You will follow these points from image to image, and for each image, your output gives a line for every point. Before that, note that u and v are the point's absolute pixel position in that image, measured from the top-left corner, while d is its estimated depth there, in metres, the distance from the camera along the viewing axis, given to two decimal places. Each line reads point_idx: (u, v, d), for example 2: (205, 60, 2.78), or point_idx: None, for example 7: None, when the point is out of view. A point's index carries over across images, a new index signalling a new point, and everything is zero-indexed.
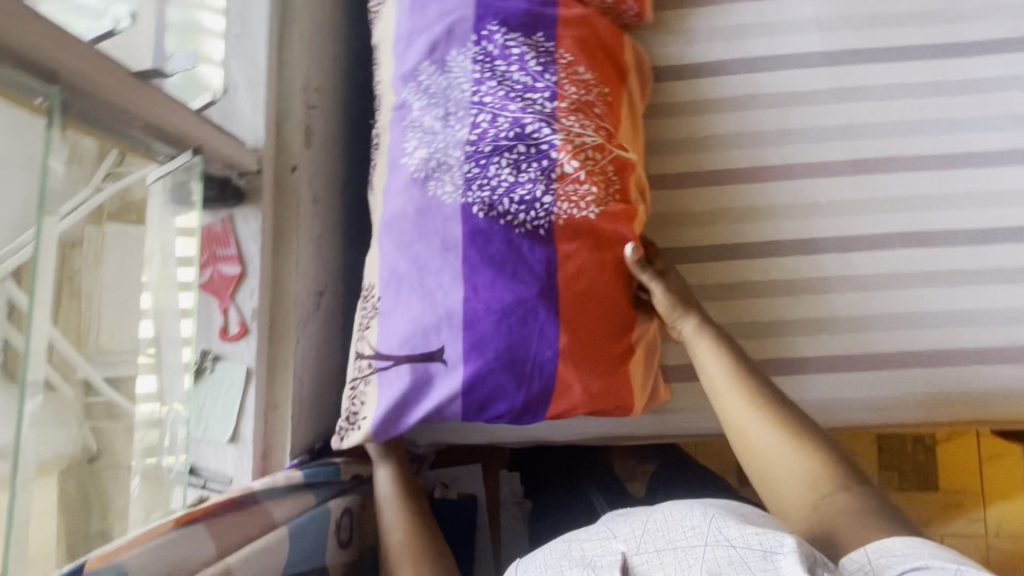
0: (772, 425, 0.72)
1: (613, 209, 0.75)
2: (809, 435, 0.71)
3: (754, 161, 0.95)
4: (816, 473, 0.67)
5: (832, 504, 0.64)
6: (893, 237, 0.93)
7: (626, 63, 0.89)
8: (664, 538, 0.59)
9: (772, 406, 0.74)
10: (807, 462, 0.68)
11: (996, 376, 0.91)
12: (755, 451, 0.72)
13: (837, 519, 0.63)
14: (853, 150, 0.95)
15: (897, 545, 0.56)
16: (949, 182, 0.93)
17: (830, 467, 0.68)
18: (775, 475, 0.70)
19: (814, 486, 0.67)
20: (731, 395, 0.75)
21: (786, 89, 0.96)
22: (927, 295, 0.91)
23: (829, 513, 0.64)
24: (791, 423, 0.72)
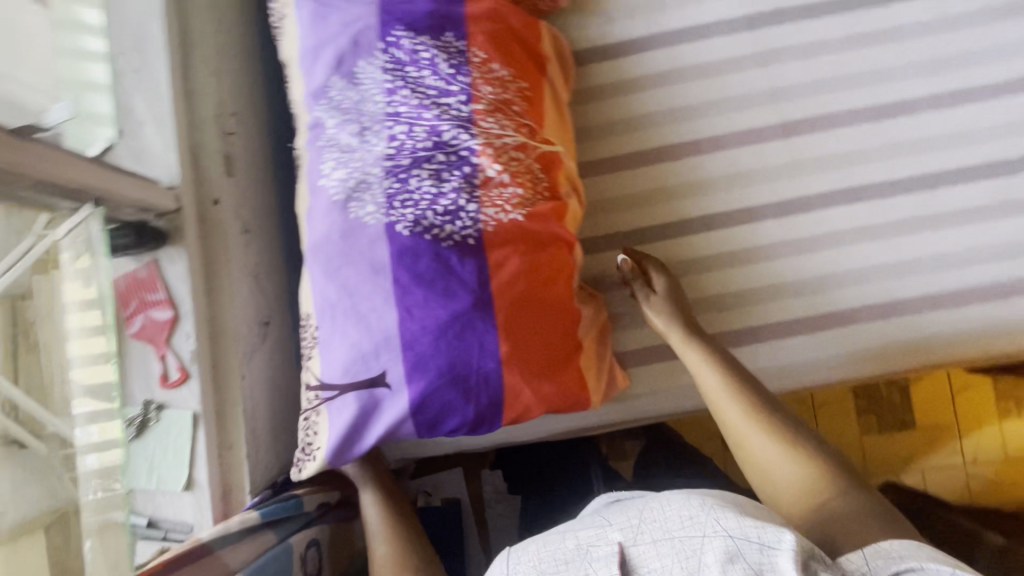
0: (767, 432, 0.73)
1: (542, 209, 0.74)
2: (806, 441, 0.72)
3: (688, 136, 0.93)
4: (813, 477, 0.68)
5: (829, 507, 0.65)
6: (833, 196, 0.93)
7: (545, 50, 0.87)
8: (659, 528, 0.58)
9: (768, 414, 0.75)
10: (804, 468, 0.69)
11: (942, 321, 0.92)
12: (752, 458, 0.73)
13: (834, 521, 0.63)
14: (783, 113, 0.94)
15: (896, 545, 0.56)
16: (879, 134, 0.93)
17: (828, 472, 0.68)
18: (773, 481, 0.71)
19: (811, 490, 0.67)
20: (726, 404, 0.77)
21: (709, 59, 0.94)
22: (867, 250, 0.92)
23: (826, 517, 0.64)
24: (788, 430, 0.73)
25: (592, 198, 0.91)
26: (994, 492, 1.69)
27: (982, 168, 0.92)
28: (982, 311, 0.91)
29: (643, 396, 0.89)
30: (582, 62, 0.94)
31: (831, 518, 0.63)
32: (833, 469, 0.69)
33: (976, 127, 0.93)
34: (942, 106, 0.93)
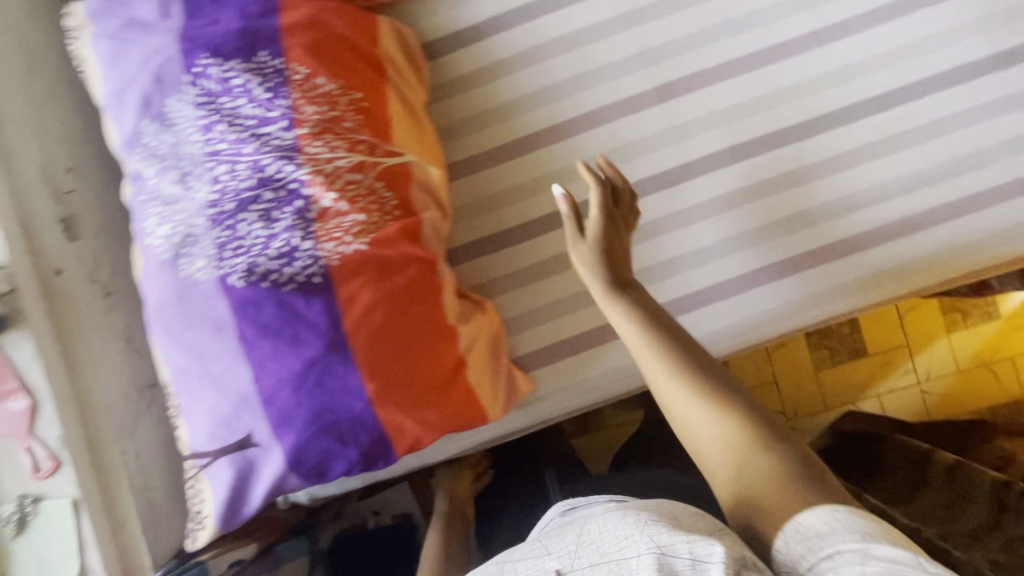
0: (693, 385, 0.65)
1: (393, 229, 0.69)
2: (735, 395, 0.64)
3: (560, 116, 0.87)
4: (741, 442, 0.60)
5: (754, 473, 0.58)
6: (719, 156, 0.88)
7: (384, 50, 0.79)
8: (597, 551, 0.53)
9: (695, 366, 0.66)
10: (731, 426, 0.61)
11: (851, 268, 0.87)
12: (677, 414, 0.65)
13: (758, 491, 0.57)
14: (656, 76, 0.87)
15: (816, 521, 0.52)
16: (758, 83, 0.88)
17: (758, 429, 0.61)
18: (698, 440, 0.63)
19: (737, 453, 0.60)
20: (650, 356, 0.68)
21: (571, 29, 0.87)
22: (760, 208, 0.88)
23: (750, 484, 0.58)
24: (717, 383, 0.65)
25: (470, 198, 0.86)
26: (946, 403, 1.75)
27: (866, 104, 0.88)
28: (890, 250, 0.87)
29: (549, 397, 0.86)
30: (436, 53, 0.87)
31: (755, 488, 0.57)
32: (762, 425, 0.62)
33: (856, 61, 0.88)
34: (819, 45, 0.88)
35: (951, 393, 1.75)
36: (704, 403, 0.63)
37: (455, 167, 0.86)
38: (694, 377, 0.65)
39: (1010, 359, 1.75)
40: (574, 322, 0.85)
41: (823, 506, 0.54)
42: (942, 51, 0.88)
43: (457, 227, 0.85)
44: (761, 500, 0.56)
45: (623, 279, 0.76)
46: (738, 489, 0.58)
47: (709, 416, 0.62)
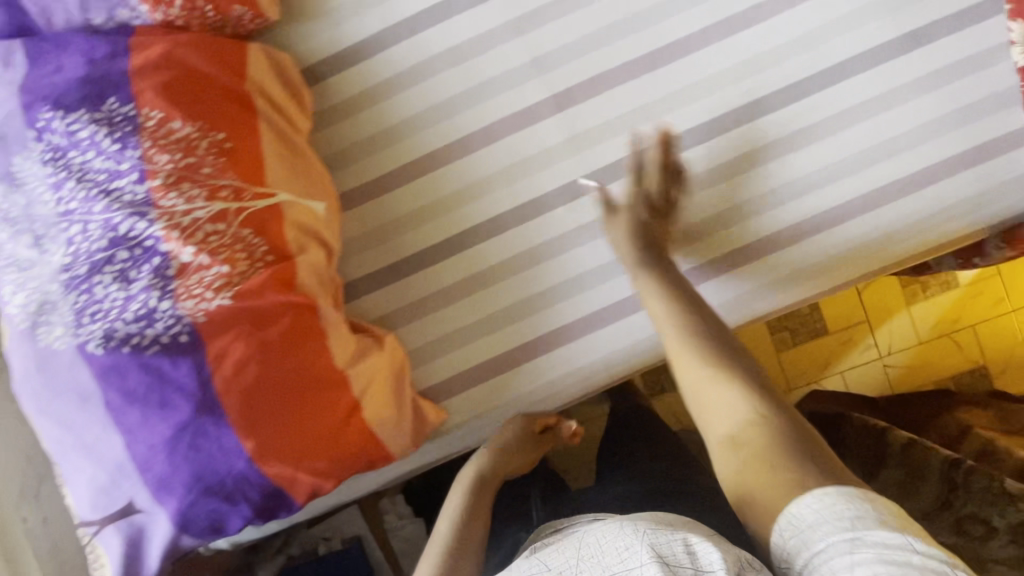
0: (713, 362, 0.64)
1: (264, 278, 0.66)
2: (756, 378, 0.62)
3: (454, 134, 0.84)
4: (744, 411, 0.59)
5: (754, 447, 0.56)
6: (622, 164, 0.84)
7: (252, 80, 0.75)
8: (598, 563, 0.56)
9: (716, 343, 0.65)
10: (744, 402, 0.60)
11: (769, 271, 0.84)
12: (690, 389, 0.64)
13: (751, 462, 0.55)
14: (552, 83, 0.83)
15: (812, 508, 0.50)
16: (662, 83, 0.83)
17: (773, 408, 0.58)
18: (705, 410, 0.62)
19: (744, 430, 0.58)
20: (673, 333, 0.68)
21: (459, 39, 0.82)
22: (672, 214, 0.84)
23: (744, 454, 0.56)
24: (743, 366, 0.63)
25: (367, 227, 0.83)
26: (908, 375, 1.74)
27: (774, 96, 0.83)
28: (804, 249, 0.83)
29: (462, 424, 0.84)
30: (317, 77, 0.83)
31: (749, 464, 0.55)
32: (778, 405, 0.59)
33: (760, 51, 0.82)
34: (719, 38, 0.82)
35: (912, 366, 1.74)
36: (715, 373, 0.63)
37: (347, 197, 0.83)
38: (715, 356, 0.64)
39: (969, 327, 1.74)
40: (485, 347, 0.83)
41: (824, 488, 0.51)
42: (851, 32, 0.81)
43: (356, 259, 0.83)
44: (757, 475, 0.54)
45: (656, 262, 0.75)
46: (735, 464, 0.57)
47: (721, 394, 0.61)
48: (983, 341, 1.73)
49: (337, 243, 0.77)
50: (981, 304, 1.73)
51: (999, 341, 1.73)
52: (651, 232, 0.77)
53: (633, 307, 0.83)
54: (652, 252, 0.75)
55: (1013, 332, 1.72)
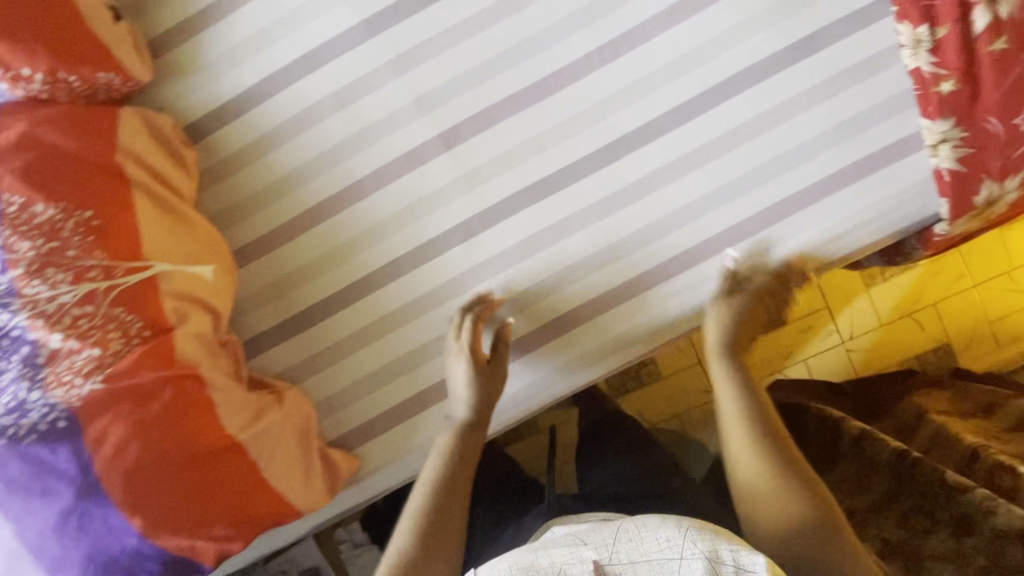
0: (758, 438, 0.70)
1: (139, 356, 0.66)
2: (802, 460, 0.69)
3: (346, 180, 0.83)
4: (787, 500, 0.65)
5: (794, 526, 0.64)
6: (517, 198, 0.82)
7: (122, 148, 0.73)
8: (637, 550, 0.59)
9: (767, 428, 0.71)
10: (786, 482, 0.66)
11: (669, 294, 0.84)
12: (737, 457, 0.71)
13: (796, 548, 0.63)
14: (437, 122, 0.81)
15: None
16: (548, 113, 0.81)
17: (816, 495, 0.66)
18: (749, 491, 0.68)
19: (787, 508, 0.65)
20: (730, 413, 0.73)
21: (339, 85, 0.81)
22: (572, 244, 0.83)
23: (788, 540, 0.64)
24: (792, 446, 0.70)
25: (267, 280, 0.83)
26: (871, 358, 1.73)
27: (665, 118, 0.81)
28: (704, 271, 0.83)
29: (379, 468, 0.85)
30: (201, 133, 0.82)
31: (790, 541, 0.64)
32: (820, 490, 0.66)
33: (647, 73, 0.80)
34: (605, 62, 0.80)
35: (875, 348, 1.72)
36: (760, 460, 0.68)
37: (243, 252, 0.82)
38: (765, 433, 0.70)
39: (931, 305, 1.72)
40: (396, 391, 0.84)
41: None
42: (740, 46, 0.79)
43: (256, 314, 0.82)
44: (790, 555, 0.63)
45: (730, 340, 0.79)
46: (776, 540, 0.65)
47: (768, 472, 0.67)
48: (944, 319, 1.72)
49: (226, 303, 0.76)
50: (940, 281, 1.72)
51: (961, 317, 1.71)
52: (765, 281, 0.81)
53: (535, 342, 0.86)
54: (733, 334, 0.79)
55: (974, 307, 1.71)
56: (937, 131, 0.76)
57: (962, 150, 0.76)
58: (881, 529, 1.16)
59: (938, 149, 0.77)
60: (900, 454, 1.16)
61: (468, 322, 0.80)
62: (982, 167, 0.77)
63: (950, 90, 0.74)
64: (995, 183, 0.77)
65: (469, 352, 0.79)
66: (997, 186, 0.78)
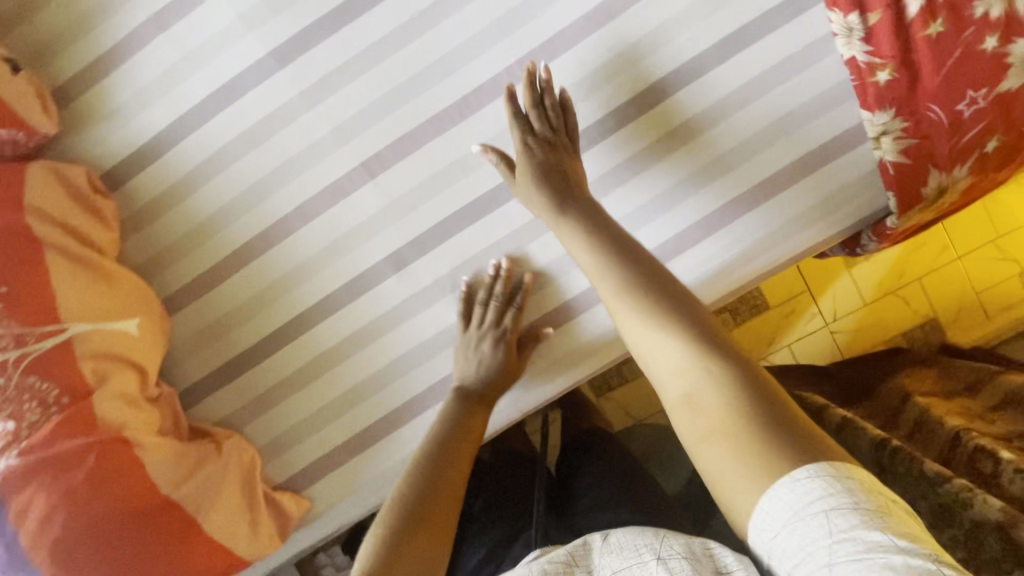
0: (636, 307, 0.62)
1: (60, 422, 0.65)
2: (704, 329, 0.60)
3: (270, 218, 0.80)
4: (686, 364, 0.58)
5: (705, 409, 0.55)
6: (447, 224, 0.79)
7: (29, 205, 0.71)
8: (620, 558, 0.65)
9: (647, 291, 0.63)
10: (680, 358, 0.58)
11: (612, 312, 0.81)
12: (643, 352, 0.62)
13: (709, 419, 0.54)
14: (358, 152, 0.78)
15: (800, 491, 0.47)
16: (472, 133, 0.78)
17: (728, 363, 0.56)
18: (655, 367, 0.61)
19: (698, 391, 0.56)
20: (606, 287, 0.65)
21: (255, 120, 0.78)
22: (507, 267, 0.80)
23: (701, 416, 0.55)
24: (690, 316, 0.61)
25: (199, 325, 0.81)
26: (859, 338, 1.67)
27: (594, 129, 0.77)
28: None
29: (332, 506, 0.85)
30: (119, 181, 0.79)
31: (713, 432, 0.54)
32: (730, 357, 0.57)
33: (573, 83, 0.76)
34: (527, 75, 0.76)
35: (861, 329, 1.67)
36: (649, 331, 0.61)
37: (173, 299, 0.80)
38: (658, 313, 0.61)
39: (915, 281, 1.67)
40: (342, 428, 0.82)
41: (816, 463, 0.48)
42: (668, 48, 0.74)
43: (192, 360, 0.81)
44: (704, 426, 0.55)
45: (578, 204, 0.70)
46: (690, 414, 0.56)
47: (673, 362, 0.59)
48: (930, 294, 1.67)
49: (153, 358, 0.75)
50: (923, 255, 1.67)
51: (948, 291, 1.66)
52: (561, 124, 0.74)
53: None
54: (575, 198, 0.71)
55: (960, 279, 1.66)
56: (878, 124, 0.72)
57: (904, 141, 0.72)
58: None
59: (881, 142, 0.73)
60: (880, 443, 1.13)
61: (515, 306, 0.80)
62: (928, 157, 0.73)
63: (887, 79, 0.70)
64: (941, 173, 0.74)
65: (506, 343, 0.79)
66: (945, 175, 0.74)
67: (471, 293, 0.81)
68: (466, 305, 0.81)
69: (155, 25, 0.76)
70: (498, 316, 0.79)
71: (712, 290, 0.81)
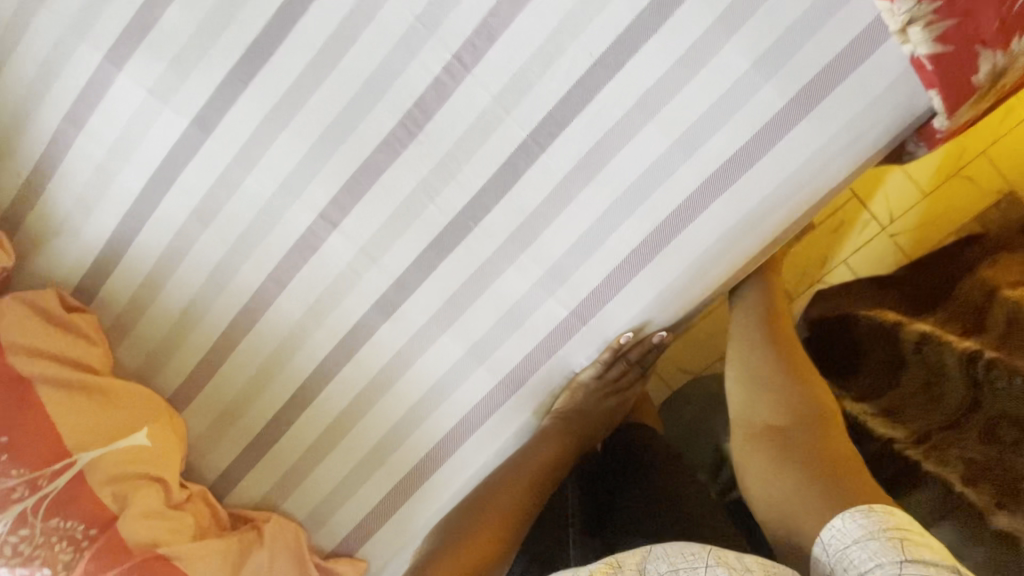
0: (769, 361, 0.72)
1: (90, 559, 0.66)
2: (808, 381, 0.69)
3: (244, 294, 0.75)
4: (784, 406, 0.67)
5: (783, 446, 0.63)
6: (427, 255, 0.71)
7: (10, 345, 0.70)
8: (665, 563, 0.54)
9: (784, 355, 0.72)
10: (785, 403, 0.67)
11: (620, 310, 0.73)
12: (745, 385, 0.72)
13: (781, 451, 0.63)
14: (313, 202, 0.71)
15: (862, 521, 0.53)
16: (427, 150, 0.69)
17: (817, 415, 0.65)
18: (748, 396, 0.70)
19: (788, 431, 0.64)
20: (749, 339, 0.76)
21: (200, 197, 0.72)
22: (504, 284, 0.72)
23: (775, 447, 0.64)
24: (803, 368, 0.70)
25: (210, 416, 0.78)
26: (925, 235, 1.49)
27: (560, 108, 0.66)
28: (698, 270, 0.72)
29: (388, 561, 0.81)
30: (93, 292, 0.77)
31: (784, 463, 0.62)
32: (825, 415, 0.65)
33: (522, 62, 0.66)
34: (469, 70, 0.66)
35: (925, 225, 1.48)
36: (768, 375, 0.70)
37: (176, 396, 0.78)
38: (774, 359, 0.71)
39: (980, 156, 1.46)
40: (375, 487, 0.78)
41: (874, 504, 0.54)
42: None
43: (213, 452, 0.79)
44: (775, 456, 0.63)
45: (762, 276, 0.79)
46: (761, 442, 0.65)
47: (765, 395, 0.69)
48: (1000, 166, 1.45)
49: (172, 462, 0.73)
50: (983, 124, 1.45)
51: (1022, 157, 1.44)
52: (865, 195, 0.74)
53: (502, 396, 0.75)
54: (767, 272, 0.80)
55: None
56: (900, 13, 0.58)
57: (938, 25, 0.58)
58: (962, 448, 0.97)
59: (908, 34, 0.59)
60: (970, 357, 1.05)
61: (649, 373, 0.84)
62: (975, 36, 0.58)
63: None
64: (996, 54, 0.60)
65: (622, 400, 0.85)
66: (1000, 54, 0.60)
67: (621, 351, 0.77)
68: (606, 367, 0.78)
69: (76, 126, 0.72)
70: (632, 378, 0.83)
71: (734, 256, 0.72)
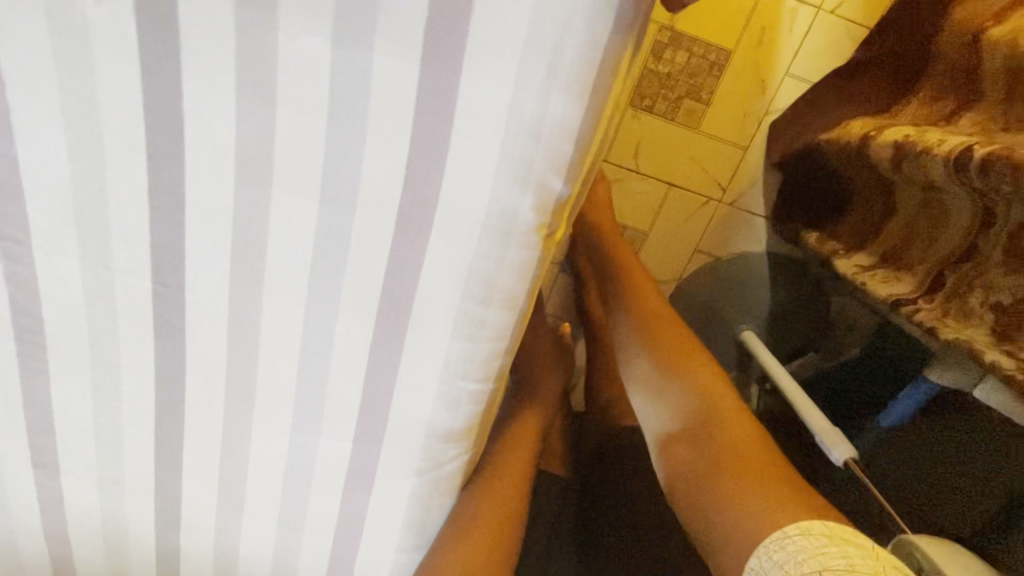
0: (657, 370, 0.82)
1: None
2: (698, 376, 0.80)
3: (41, 565, 0.65)
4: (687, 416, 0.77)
5: (700, 460, 0.73)
6: (164, 453, 0.57)
7: None
8: None
9: (666, 359, 0.82)
10: (686, 411, 0.77)
11: (410, 412, 0.54)
12: (643, 400, 0.82)
13: (698, 468, 0.72)
14: (17, 457, 0.58)
15: (778, 555, 0.60)
16: (67, 354, 0.52)
17: (718, 417, 0.75)
18: (651, 411, 0.81)
19: (702, 442, 0.74)
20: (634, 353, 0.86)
21: None
22: (261, 445, 0.56)
23: (693, 462, 0.73)
24: (688, 369, 0.81)
25: None
26: None
27: (160, 232, 0.45)
28: (469, 328, 0.50)
29: None
30: None
31: (709, 477, 0.71)
32: (724, 414, 0.76)
33: (71, 203, 0.44)
34: (28, 245, 0.47)
35: None
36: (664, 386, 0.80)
37: None
38: (660, 371, 0.81)
39: None
40: None
41: (790, 527, 0.62)
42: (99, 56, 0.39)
43: None
44: (700, 471, 0.72)
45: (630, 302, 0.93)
46: (682, 457, 0.75)
47: (665, 407, 0.79)
48: None
49: None
50: None
51: None
52: None
53: (349, 546, 0.61)
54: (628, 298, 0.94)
55: None
56: None
57: None
58: (986, 286, 0.72)
59: None
60: (956, 163, 0.73)
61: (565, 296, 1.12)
62: None
63: None
64: None
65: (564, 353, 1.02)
66: None
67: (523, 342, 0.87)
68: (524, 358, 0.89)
69: None
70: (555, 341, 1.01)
71: (509, 286, 0.49)
